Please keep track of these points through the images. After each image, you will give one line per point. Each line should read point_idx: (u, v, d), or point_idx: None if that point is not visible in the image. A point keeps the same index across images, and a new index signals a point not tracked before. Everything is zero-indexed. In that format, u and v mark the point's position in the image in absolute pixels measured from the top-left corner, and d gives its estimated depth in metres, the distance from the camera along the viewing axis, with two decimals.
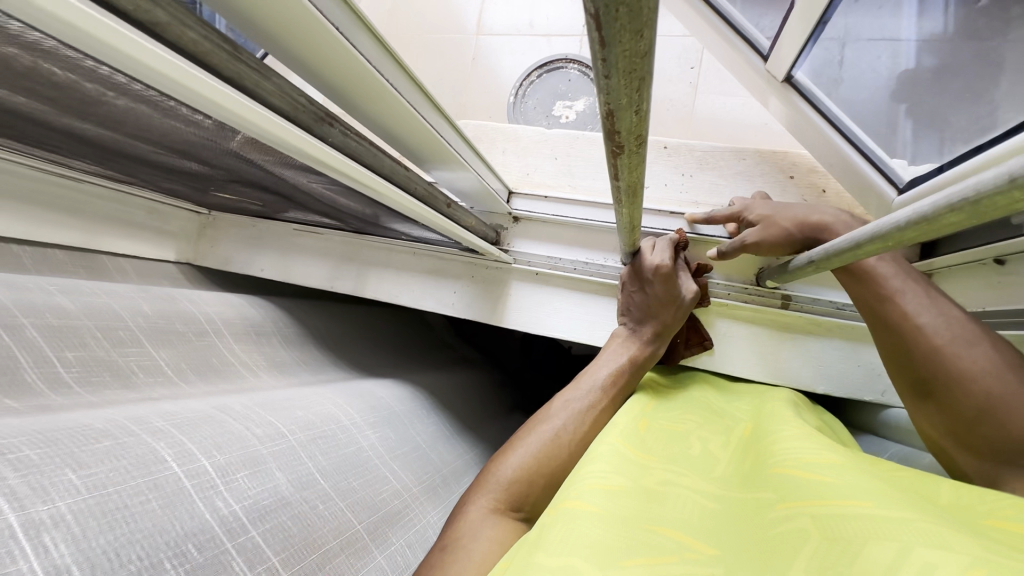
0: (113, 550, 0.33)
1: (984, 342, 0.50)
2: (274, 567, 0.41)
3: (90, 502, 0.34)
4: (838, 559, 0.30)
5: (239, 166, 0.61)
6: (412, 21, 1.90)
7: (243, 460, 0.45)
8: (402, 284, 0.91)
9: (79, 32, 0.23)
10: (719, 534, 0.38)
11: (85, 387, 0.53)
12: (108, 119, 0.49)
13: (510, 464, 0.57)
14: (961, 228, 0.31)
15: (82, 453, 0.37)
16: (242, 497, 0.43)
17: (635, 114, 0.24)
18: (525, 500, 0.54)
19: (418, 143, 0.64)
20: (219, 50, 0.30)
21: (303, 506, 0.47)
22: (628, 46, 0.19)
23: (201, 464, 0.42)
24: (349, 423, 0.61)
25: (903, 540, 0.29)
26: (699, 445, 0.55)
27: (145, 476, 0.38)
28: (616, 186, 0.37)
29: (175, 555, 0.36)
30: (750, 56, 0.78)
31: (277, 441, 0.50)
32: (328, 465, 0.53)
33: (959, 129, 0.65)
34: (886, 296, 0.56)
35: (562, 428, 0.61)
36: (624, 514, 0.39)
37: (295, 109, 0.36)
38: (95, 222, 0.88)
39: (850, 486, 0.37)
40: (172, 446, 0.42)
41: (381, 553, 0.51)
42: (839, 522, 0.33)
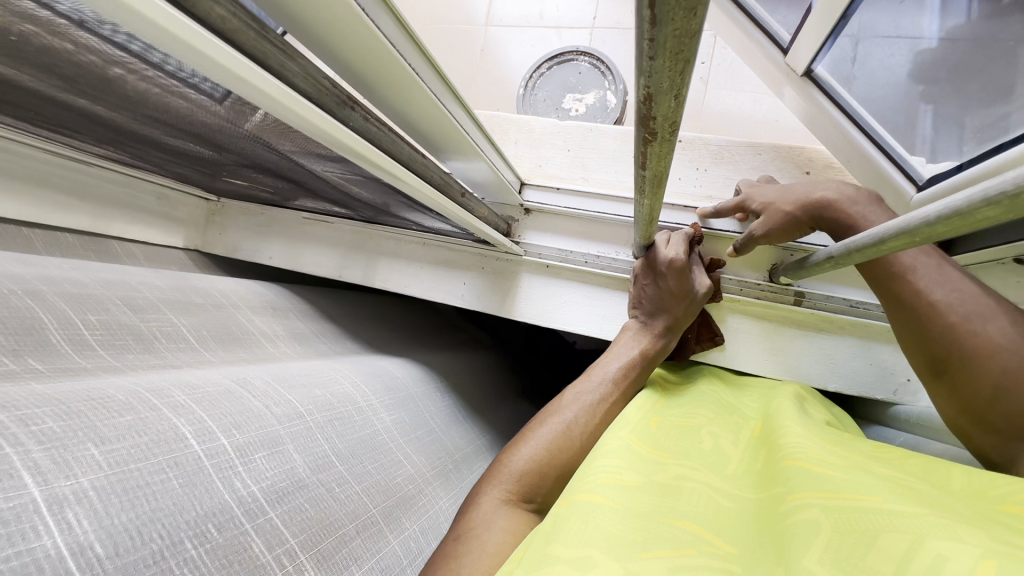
0: (134, 529, 0.33)
1: (999, 316, 0.50)
2: (292, 550, 0.41)
3: (111, 478, 0.34)
4: (851, 551, 0.30)
5: (253, 152, 0.61)
6: (421, 10, 1.89)
7: (261, 440, 0.45)
8: (411, 274, 0.91)
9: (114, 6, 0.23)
10: (735, 531, 0.38)
11: (111, 350, 0.53)
12: (123, 101, 0.48)
13: (522, 455, 0.57)
14: (996, 223, 0.30)
15: (105, 429, 0.37)
16: (260, 478, 0.43)
17: (674, 99, 0.24)
18: (536, 491, 0.54)
19: (435, 131, 0.63)
20: (247, 29, 0.29)
21: (320, 489, 0.47)
22: (679, 25, 0.18)
23: (220, 444, 0.42)
24: (364, 404, 0.61)
25: (915, 532, 0.29)
26: (707, 435, 0.54)
27: (165, 454, 0.38)
28: (641, 175, 0.37)
29: (196, 535, 0.36)
30: (769, 48, 0.77)
31: (293, 421, 0.50)
32: (343, 448, 0.53)
33: (984, 127, 0.64)
34: (897, 275, 0.55)
35: (574, 419, 0.61)
36: (637, 509, 0.39)
37: (318, 91, 0.36)
38: (104, 207, 0.87)
39: (863, 482, 0.36)
40: (193, 422, 0.42)
41: (395, 538, 0.51)
42: (849, 512, 0.33)
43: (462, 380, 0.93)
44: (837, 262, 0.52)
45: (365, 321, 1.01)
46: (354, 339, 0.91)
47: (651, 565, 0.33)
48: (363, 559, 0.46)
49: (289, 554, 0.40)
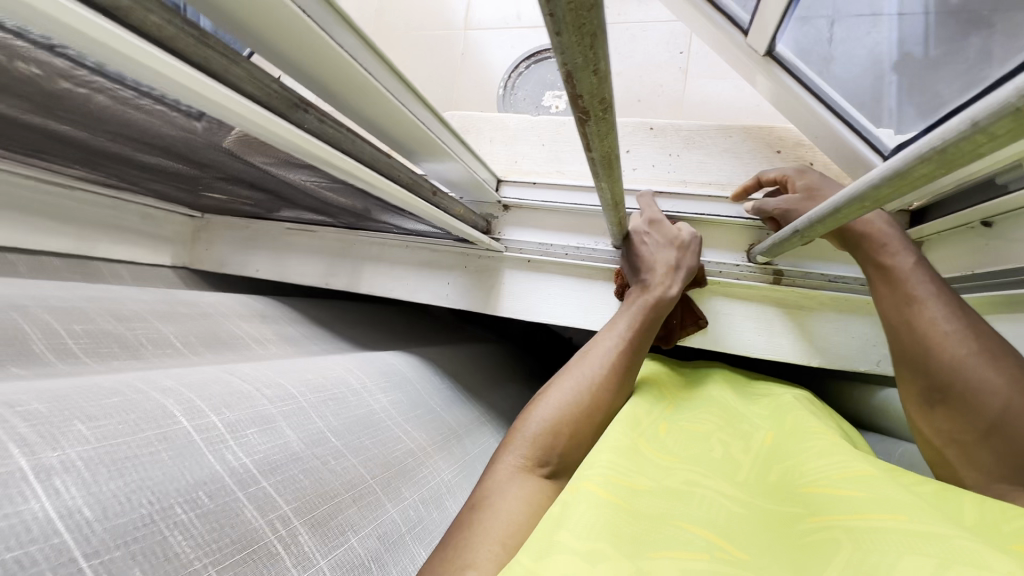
0: (124, 495, 0.34)
1: (1006, 357, 0.47)
2: (286, 515, 0.41)
3: (100, 451, 0.35)
4: (876, 568, 0.31)
5: (224, 163, 0.62)
6: (400, 19, 1.90)
7: (253, 418, 0.47)
8: (396, 277, 0.92)
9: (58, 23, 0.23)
10: (745, 536, 0.38)
11: (93, 355, 0.53)
12: (88, 119, 0.49)
13: (535, 419, 0.58)
14: (933, 178, 0.31)
15: (91, 408, 0.38)
16: (251, 452, 0.44)
17: (594, 75, 0.25)
18: (552, 455, 0.55)
19: (401, 135, 0.64)
20: (185, 36, 0.30)
21: (315, 461, 0.47)
22: (573, 0, 0.19)
23: (210, 420, 0.43)
24: (359, 386, 0.62)
25: (943, 558, 0.30)
26: (716, 443, 0.55)
27: (154, 429, 0.39)
28: (591, 158, 0.37)
29: (187, 501, 0.36)
30: (732, 32, 0.78)
31: (286, 401, 0.51)
32: (338, 425, 0.54)
33: (948, 91, 0.64)
34: (913, 299, 0.54)
35: (579, 384, 0.61)
36: (644, 510, 0.40)
37: (267, 95, 0.37)
38: (88, 229, 0.88)
39: (884, 500, 0.37)
40: (181, 402, 0.43)
41: (393, 506, 0.52)
42: (875, 534, 0.34)
43: (462, 368, 0.94)
44: (802, 234, 0.53)
45: (356, 325, 1.02)
46: (346, 340, 0.92)
47: (664, 564, 0.34)
48: (360, 525, 0.46)
49: (282, 519, 0.41)
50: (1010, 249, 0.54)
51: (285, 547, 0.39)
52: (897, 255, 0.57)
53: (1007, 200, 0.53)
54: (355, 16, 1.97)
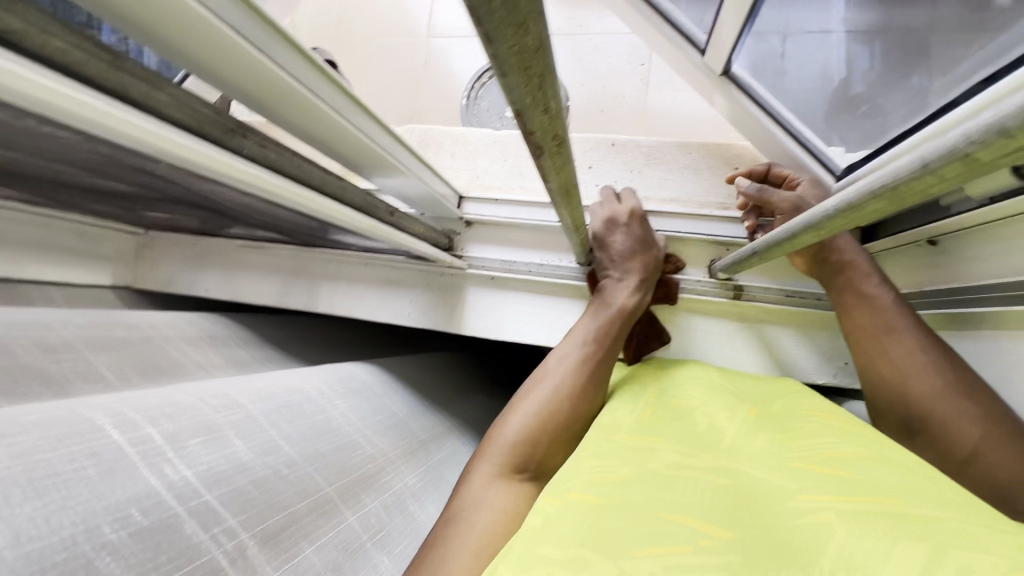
0: (40, 518, 0.31)
1: (977, 389, 0.49)
2: (232, 529, 0.38)
3: (15, 469, 0.32)
4: (867, 557, 0.31)
5: (160, 184, 0.58)
6: (361, 25, 1.86)
7: (195, 429, 0.43)
8: (355, 296, 0.89)
9: None
10: (730, 514, 0.38)
11: (10, 395, 0.48)
12: (0, 140, 0.44)
13: (483, 468, 0.55)
14: (886, 214, 0.31)
15: (5, 424, 0.35)
16: (195, 463, 0.40)
17: (545, 114, 0.23)
18: (528, 462, 0.56)
19: (355, 153, 0.61)
20: (96, 61, 0.27)
21: (266, 470, 0.44)
22: (514, 42, 0.17)
23: (146, 433, 0.40)
24: (316, 394, 0.59)
25: (934, 545, 0.31)
26: (701, 417, 0.53)
27: (80, 443, 0.36)
28: (549, 187, 0.36)
29: (116, 520, 0.33)
30: (689, 51, 0.78)
31: (232, 410, 0.48)
32: (296, 435, 0.51)
33: (897, 112, 0.66)
34: (891, 330, 0.55)
35: (540, 401, 0.60)
36: (632, 503, 0.39)
37: (200, 122, 0.34)
38: (15, 250, 0.81)
39: (872, 483, 0.38)
40: (114, 416, 0.40)
41: (353, 515, 0.48)
42: (869, 519, 0.34)
43: (431, 381, 0.92)
44: (761, 255, 0.53)
45: (315, 343, 0.98)
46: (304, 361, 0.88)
47: (645, 566, 0.33)
48: (317, 535, 0.44)
49: (228, 533, 0.38)
50: (959, 267, 0.55)
51: (232, 561, 0.37)
52: (878, 286, 0.59)
53: (951, 222, 0.55)
54: (314, 22, 1.92)
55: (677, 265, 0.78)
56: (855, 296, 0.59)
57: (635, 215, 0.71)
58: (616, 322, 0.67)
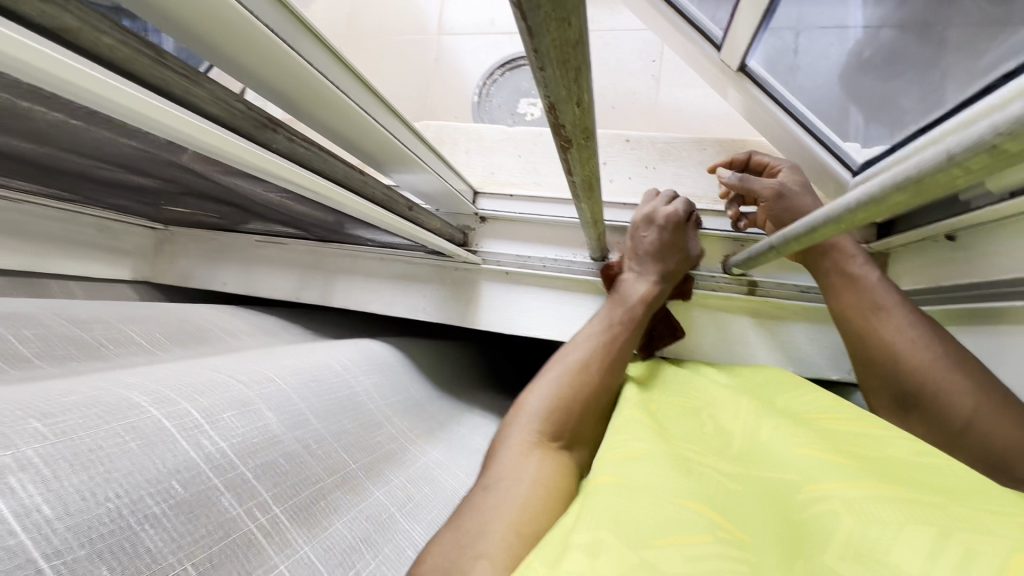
0: (87, 490, 0.31)
1: (969, 361, 0.49)
2: (266, 503, 0.39)
3: (59, 446, 0.32)
4: (875, 539, 0.31)
5: (186, 177, 0.59)
6: (372, 23, 1.87)
7: (226, 402, 0.44)
8: (370, 291, 0.90)
9: (15, 61, 0.22)
10: (741, 516, 0.37)
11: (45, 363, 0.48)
12: (36, 133, 0.45)
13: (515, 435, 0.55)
14: (908, 206, 0.31)
15: (45, 405, 0.34)
16: (229, 436, 0.41)
17: (577, 106, 0.24)
18: (564, 429, 0.57)
19: (376, 149, 0.62)
20: (140, 56, 0.28)
21: (295, 445, 0.45)
22: (557, 35, 0.18)
23: (183, 407, 0.40)
24: (343, 368, 0.60)
25: (941, 527, 0.31)
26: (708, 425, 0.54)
27: (120, 420, 0.36)
28: (571, 181, 0.37)
29: (157, 492, 0.34)
30: (705, 46, 0.78)
31: (262, 384, 0.48)
32: (320, 407, 0.52)
33: (914, 107, 0.66)
34: (882, 307, 0.55)
35: (569, 374, 0.61)
36: (643, 490, 0.39)
37: (231, 115, 0.35)
38: (40, 244, 0.83)
39: (875, 472, 0.38)
40: (149, 392, 0.40)
41: (379, 489, 0.50)
42: (878, 502, 0.34)
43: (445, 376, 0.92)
44: (778, 251, 0.53)
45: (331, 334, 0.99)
46: None
47: (665, 555, 0.32)
48: (344, 509, 0.45)
49: (262, 507, 0.39)
50: (978, 261, 0.55)
51: (265, 535, 0.38)
52: (864, 266, 0.58)
53: (970, 216, 0.55)
54: (325, 19, 1.93)
55: (692, 262, 0.77)
56: (840, 275, 0.59)
57: (661, 222, 0.68)
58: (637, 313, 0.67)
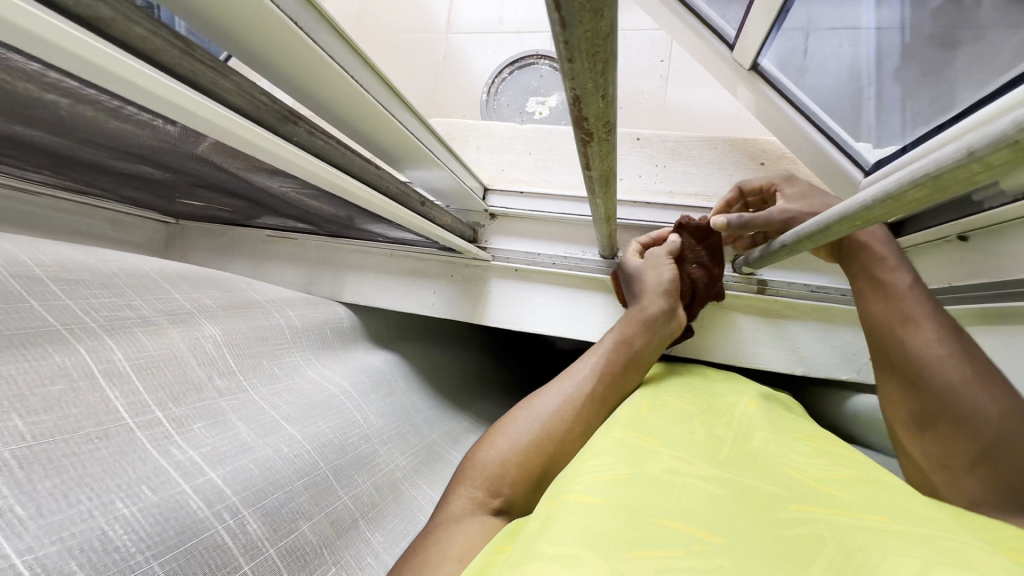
0: (60, 493, 0.32)
1: (996, 382, 0.48)
2: (234, 507, 0.40)
3: (36, 449, 0.33)
4: (857, 567, 0.30)
5: (205, 170, 0.59)
6: (381, 20, 1.87)
7: (201, 412, 0.46)
8: (379, 286, 0.90)
9: (47, 44, 0.22)
10: (725, 522, 0.35)
11: (68, 287, 0.46)
12: (60, 125, 0.46)
13: (475, 480, 0.51)
14: (925, 204, 0.31)
15: (32, 396, 0.35)
16: (200, 444, 0.42)
17: (602, 99, 0.24)
18: (503, 484, 0.50)
19: (392, 145, 0.62)
20: (170, 47, 0.28)
21: (266, 449, 0.46)
22: (589, 27, 0.18)
23: (155, 415, 0.42)
24: (316, 374, 0.62)
25: (925, 560, 0.29)
26: (699, 430, 0.52)
27: (95, 425, 0.37)
28: (588, 176, 0.37)
29: (128, 496, 0.35)
30: (717, 46, 0.79)
31: (234, 394, 0.51)
32: (293, 412, 0.53)
33: (925, 107, 0.66)
34: (908, 319, 0.54)
35: (549, 404, 0.58)
36: (625, 502, 0.37)
37: (255, 106, 0.35)
38: (55, 235, 0.84)
39: (862, 502, 0.37)
40: (127, 394, 0.42)
41: (347, 494, 0.50)
42: (862, 533, 0.33)
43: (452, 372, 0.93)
44: (791, 250, 0.53)
45: None
46: None
47: (640, 569, 0.31)
48: (313, 513, 0.45)
49: (230, 510, 0.39)
50: (992, 262, 0.55)
51: (232, 538, 0.38)
52: (895, 271, 0.57)
53: (986, 216, 0.54)
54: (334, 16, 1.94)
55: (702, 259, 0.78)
56: (877, 284, 0.57)
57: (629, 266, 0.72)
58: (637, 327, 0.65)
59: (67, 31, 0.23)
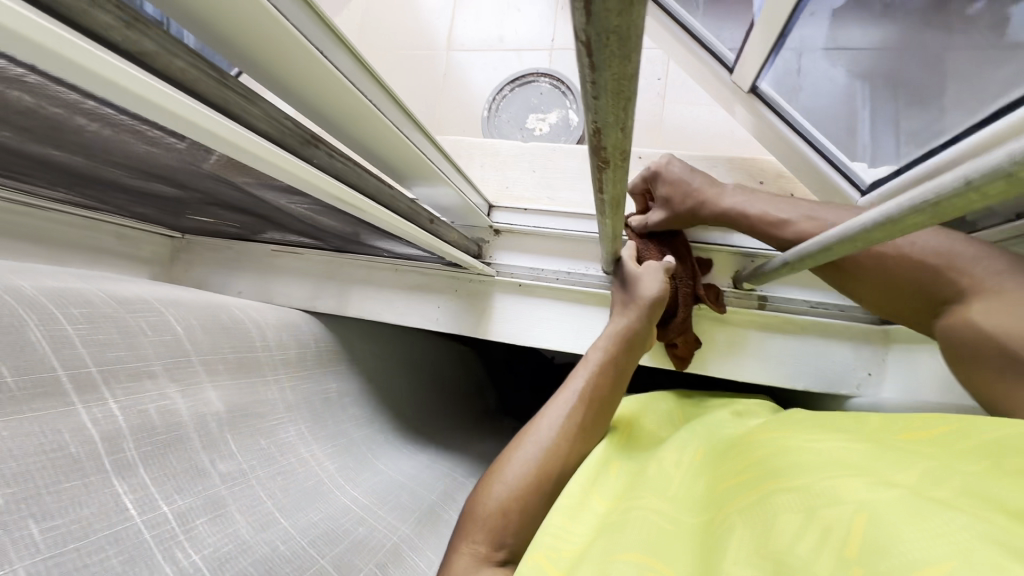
0: None
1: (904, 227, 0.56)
2: None
3: (47, 562, 0.36)
4: (772, 544, 0.32)
5: (219, 188, 0.60)
6: (383, 37, 1.90)
7: (205, 504, 0.49)
8: (384, 301, 0.91)
9: (106, 82, 0.24)
10: (677, 551, 0.38)
11: (89, 347, 0.48)
12: (84, 147, 0.47)
13: (479, 530, 0.51)
14: (923, 227, 0.32)
15: (49, 501, 0.38)
16: (202, 547, 0.46)
17: (621, 132, 0.25)
18: (507, 534, 0.50)
19: (403, 163, 0.64)
20: (205, 77, 0.30)
21: (263, 548, 0.49)
22: (616, 70, 0.20)
23: (162, 513, 0.45)
24: (308, 456, 0.63)
25: (809, 507, 0.34)
26: (663, 454, 0.54)
27: (106, 529, 0.41)
28: (600, 199, 0.38)
29: None
30: (717, 68, 0.81)
31: (236, 480, 0.53)
32: (288, 503, 0.56)
33: (917, 129, 0.68)
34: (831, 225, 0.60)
35: (541, 439, 0.57)
36: (586, 554, 0.39)
37: (281, 132, 0.36)
38: (63, 250, 0.84)
39: (782, 465, 0.40)
40: (134, 487, 0.45)
41: None
42: (773, 503, 0.36)
43: None
44: (794, 267, 0.54)
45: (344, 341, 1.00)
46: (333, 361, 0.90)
47: None
48: None
49: None
50: None
51: None
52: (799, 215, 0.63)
53: (982, 235, 0.56)
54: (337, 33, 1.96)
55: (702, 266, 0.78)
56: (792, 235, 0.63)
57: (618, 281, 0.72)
58: (623, 338, 0.66)
59: (121, 66, 0.24)
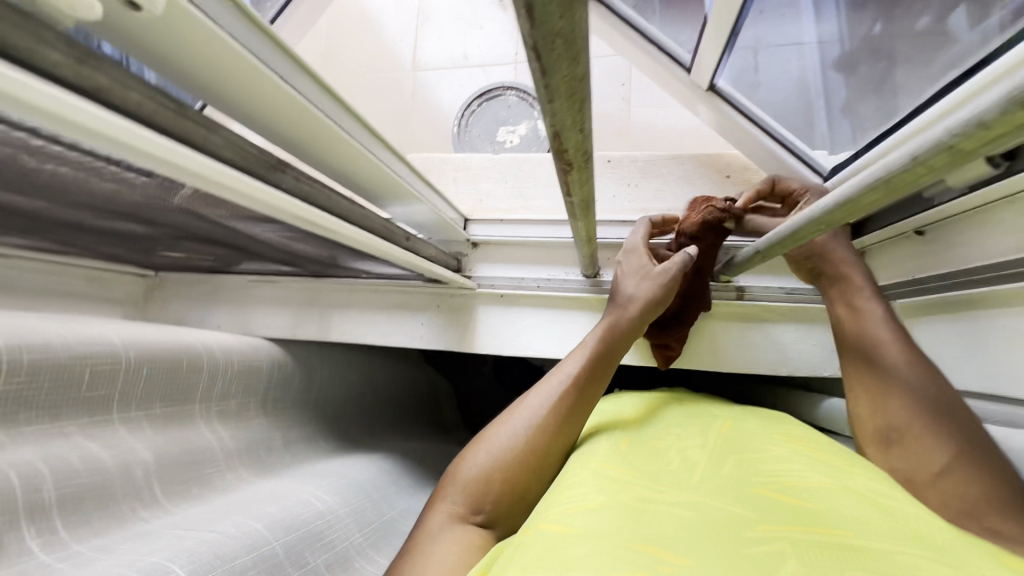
0: None
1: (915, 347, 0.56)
2: None
3: None
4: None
5: (188, 222, 0.60)
6: (349, 61, 1.91)
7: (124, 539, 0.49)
8: (367, 322, 0.90)
9: (63, 118, 0.24)
10: (696, 542, 0.37)
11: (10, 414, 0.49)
12: (45, 189, 0.47)
13: (459, 493, 0.53)
14: (882, 205, 0.33)
15: None
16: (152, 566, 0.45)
17: (580, 133, 0.26)
18: (486, 500, 0.52)
19: (375, 183, 0.64)
20: (164, 109, 0.30)
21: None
22: (566, 72, 0.20)
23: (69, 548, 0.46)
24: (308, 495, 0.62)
25: (854, 563, 0.33)
26: (676, 450, 0.53)
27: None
28: (569, 202, 0.39)
29: None
30: (675, 69, 0.83)
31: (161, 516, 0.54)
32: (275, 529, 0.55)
33: (870, 115, 0.70)
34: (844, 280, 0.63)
35: (530, 415, 0.58)
36: (602, 530, 0.38)
37: (245, 159, 0.36)
38: (30, 297, 0.82)
39: (835, 515, 0.39)
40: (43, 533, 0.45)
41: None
42: (818, 547, 0.35)
43: None
44: (764, 256, 0.56)
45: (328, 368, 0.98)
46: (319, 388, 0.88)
47: None
48: None
49: None
50: (949, 252, 0.59)
51: None
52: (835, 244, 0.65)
53: (935, 211, 0.59)
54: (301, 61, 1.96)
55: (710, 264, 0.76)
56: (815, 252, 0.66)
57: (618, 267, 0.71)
58: (614, 326, 0.65)
59: (78, 102, 0.24)
